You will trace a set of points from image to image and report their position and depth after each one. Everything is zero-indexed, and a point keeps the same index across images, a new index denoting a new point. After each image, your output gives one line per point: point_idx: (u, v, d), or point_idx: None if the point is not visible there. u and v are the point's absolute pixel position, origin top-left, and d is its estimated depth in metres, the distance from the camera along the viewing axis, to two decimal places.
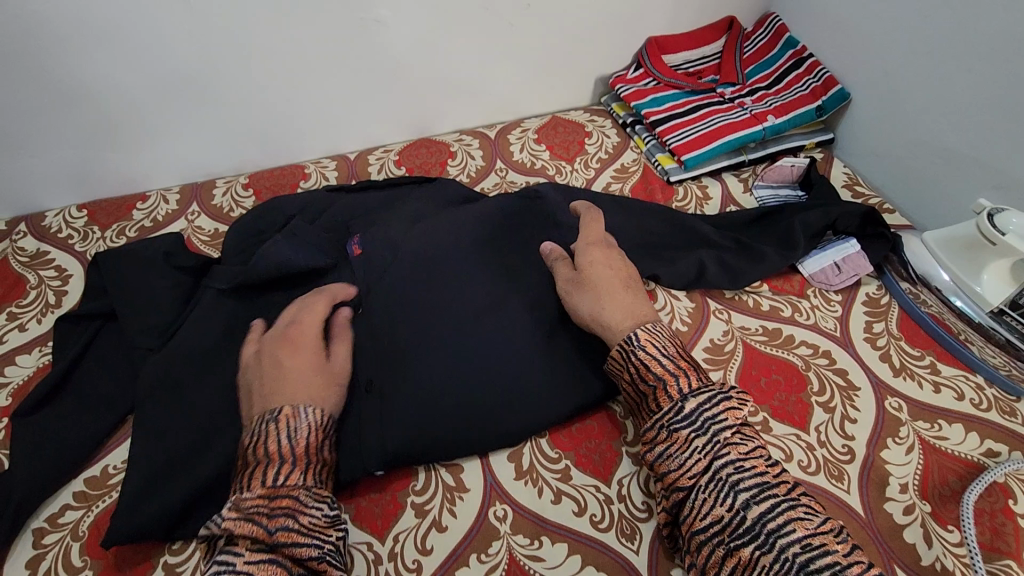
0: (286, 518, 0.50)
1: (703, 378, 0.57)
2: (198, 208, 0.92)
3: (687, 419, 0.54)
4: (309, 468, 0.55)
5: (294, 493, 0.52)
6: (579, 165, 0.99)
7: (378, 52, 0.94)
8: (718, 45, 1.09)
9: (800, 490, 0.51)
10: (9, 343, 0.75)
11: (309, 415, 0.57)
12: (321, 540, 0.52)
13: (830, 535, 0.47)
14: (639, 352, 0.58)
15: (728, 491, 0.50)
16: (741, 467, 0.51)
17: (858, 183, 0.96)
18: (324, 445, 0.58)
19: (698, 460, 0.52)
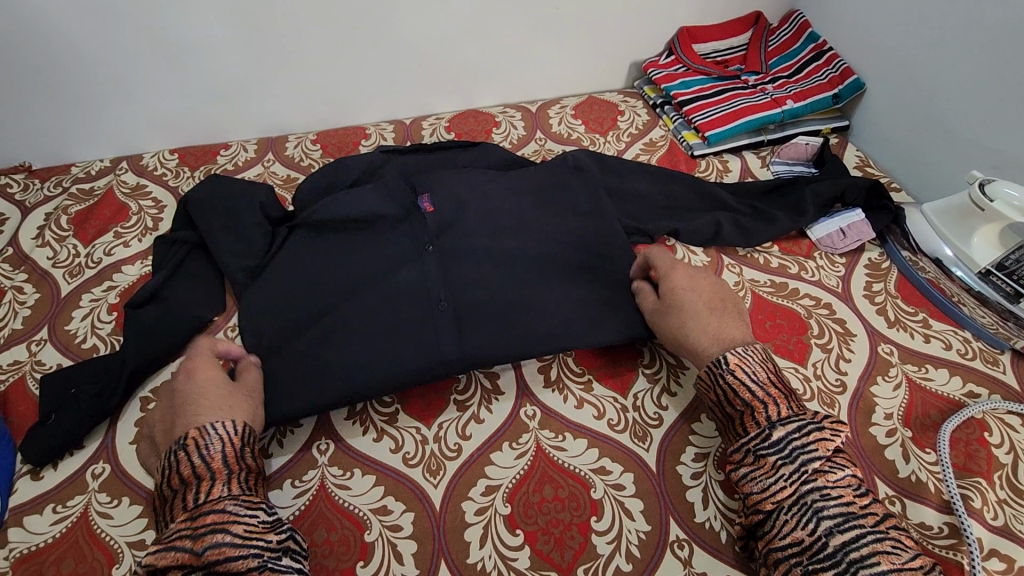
0: (211, 535, 0.54)
1: (795, 406, 0.62)
2: (273, 157, 1.05)
3: (775, 446, 0.59)
4: (229, 480, 0.59)
5: (217, 508, 0.57)
6: (612, 138, 1.09)
7: (440, 28, 1.05)
8: (745, 38, 1.18)
9: (886, 521, 0.55)
10: (115, 255, 0.88)
11: (216, 431, 0.61)
12: (257, 543, 0.55)
13: (916, 568, 0.51)
14: (727, 376, 0.64)
15: (811, 516, 0.55)
16: (827, 495, 0.55)
17: (868, 165, 1.04)
18: (240, 457, 0.61)
19: (784, 486, 0.57)
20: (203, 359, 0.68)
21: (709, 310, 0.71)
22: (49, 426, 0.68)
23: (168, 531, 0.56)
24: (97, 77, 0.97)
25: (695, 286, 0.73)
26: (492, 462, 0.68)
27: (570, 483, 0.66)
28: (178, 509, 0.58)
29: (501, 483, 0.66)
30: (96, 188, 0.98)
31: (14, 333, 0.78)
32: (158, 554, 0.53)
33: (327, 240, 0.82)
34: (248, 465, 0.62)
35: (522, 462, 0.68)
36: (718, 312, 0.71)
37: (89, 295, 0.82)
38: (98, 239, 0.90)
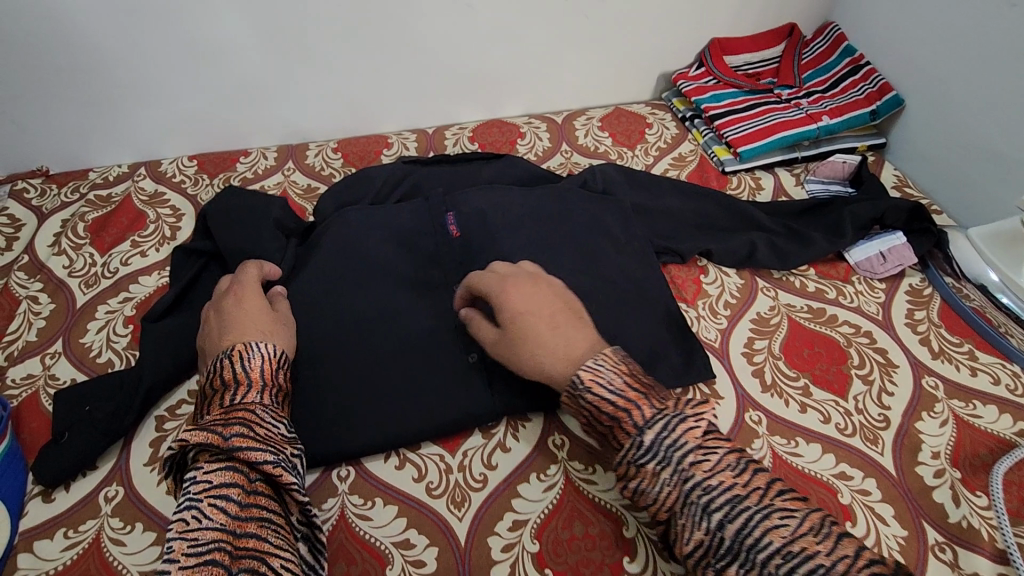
0: (239, 428, 0.55)
1: (657, 400, 0.56)
2: (293, 165, 1.03)
3: (650, 452, 0.53)
4: (263, 389, 0.61)
5: (249, 409, 0.58)
6: (640, 152, 1.06)
7: (466, 35, 1.03)
8: (778, 50, 1.15)
9: (772, 492, 0.50)
10: (132, 265, 0.85)
11: (262, 347, 0.63)
12: (276, 448, 0.56)
13: (809, 536, 0.47)
14: (587, 395, 0.57)
15: (702, 514, 0.50)
16: (709, 486, 0.51)
17: (907, 185, 1.01)
18: (276, 373, 0.63)
19: (670, 491, 0.52)
20: (256, 286, 0.71)
21: (555, 325, 0.62)
22: (62, 446, 0.66)
23: (203, 420, 0.56)
24: (116, 80, 0.95)
25: (541, 305, 0.64)
26: (519, 494, 0.65)
27: (601, 520, 0.63)
28: (212, 403, 0.59)
29: (529, 518, 0.63)
30: (113, 195, 0.96)
31: (28, 346, 0.76)
32: (190, 434, 0.54)
33: (349, 257, 0.80)
34: (280, 384, 0.63)
35: (550, 495, 0.65)
36: (563, 324, 0.63)
37: (105, 307, 0.80)
38: (114, 248, 0.88)
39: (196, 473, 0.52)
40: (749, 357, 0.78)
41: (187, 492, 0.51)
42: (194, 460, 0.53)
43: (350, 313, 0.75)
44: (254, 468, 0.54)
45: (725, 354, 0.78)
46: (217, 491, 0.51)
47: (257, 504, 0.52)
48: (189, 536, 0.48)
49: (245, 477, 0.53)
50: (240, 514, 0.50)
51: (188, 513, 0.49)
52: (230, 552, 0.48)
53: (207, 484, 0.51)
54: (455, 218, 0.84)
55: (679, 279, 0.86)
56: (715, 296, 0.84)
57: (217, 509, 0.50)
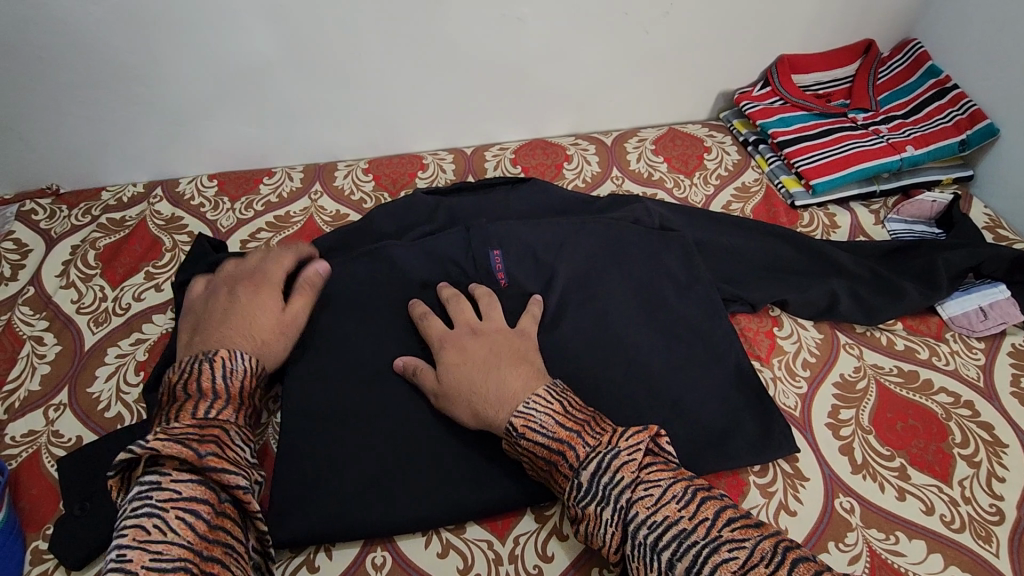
0: (213, 446, 0.51)
1: (592, 436, 0.52)
2: (320, 188, 0.95)
3: (587, 494, 0.49)
4: (238, 409, 0.57)
5: (222, 428, 0.54)
6: (698, 180, 0.97)
7: (512, 50, 0.94)
8: (851, 69, 1.05)
9: (720, 522, 0.46)
10: (145, 301, 0.78)
11: (245, 360, 0.60)
12: (248, 472, 0.53)
13: (761, 566, 0.43)
14: (521, 442, 0.54)
15: (651, 555, 0.46)
16: (654, 525, 0.46)
17: (1000, 226, 0.90)
18: (249, 395, 0.60)
19: (614, 533, 0.48)
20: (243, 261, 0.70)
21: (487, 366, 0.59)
22: (65, 521, 0.59)
23: (172, 427, 0.51)
24: (132, 95, 0.88)
25: (466, 349, 0.61)
26: None
27: None
28: (181, 412, 0.54)
29: None
30: (127, 218, 0.89)
31: (31, 396, 0.69)
32: (163, 443, 0.49)
33: (387, 303, 0.71)
34: (252, 406, 0.60)
35: None
36: (496, 367, 0.58)
37: (115, 350, 0.73)
38: (127, 280, 0.80)
39: (158, 485, 0.48)
40: (835, 429, 0.69)
41: (148, 500, 0.47)
42: (158, 468, 0.49)
43: (387, 369, 0.66)
44: (224, 489, 0.50)
45: (808, 426, 0.69)
46: (184, 506, 0.47)
47: (224, 527, 0.49)
48: (150, 549, 0.45)
49: (214, 496, 0.49)
50: (207, 535, 0.47)
51: (149, 524, 0.46)
52: (195, 573, 0.45)
53: (174, 498, 0.47)
54: (502, 258, 0.75)
55: (744, 331, 0.77)
56: (792, 354, 0.75)
57: (183, 526, 0.46)
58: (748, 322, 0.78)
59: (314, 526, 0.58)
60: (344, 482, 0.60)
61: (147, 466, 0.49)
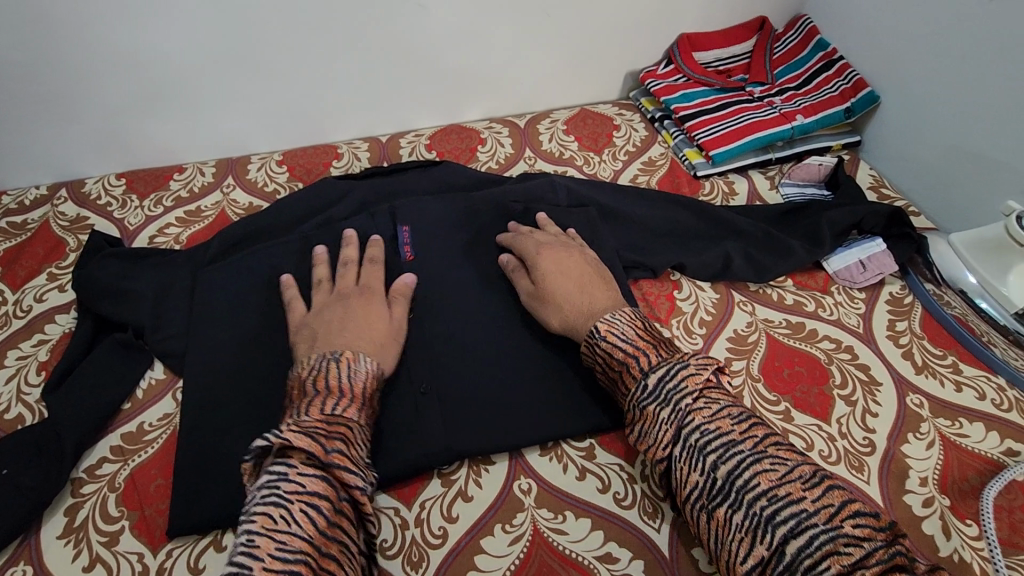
0: (339, 443, 0.54)
1: (664, 350, 0.58)
2: (233, 181, 0.94)
3: (651, 395, 0.55)
4: (360, 408, 0.59)
5: (346, 425, 0.57)
6: (607, 157, 1.01)
7: (417, 36, 0.95)
8: (748, 45, 1.10)
9: (767, 440, 0.51)
10: (48, 302, 0.77)
11: (368, 364, 0.62)
12: (364, 473, 0.55)
13: (797, 483, 0.47)
14: (601, 343, 0.61)
15: (699, 456, 0.51)
16: (707, 431, 0.52)
17: (883, 186, 0.97)
18: (367, 399, 0.61)
19: (667, 432, 0.54)
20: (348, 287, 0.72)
21: (582, 286, 0.70)
22: None
23: (302, 420, 0.54)
24: (24, 95, 0.86)
25: (562, 263, 0.73)
26: (482, 550, 0.61)
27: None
28: (311, 405, 0.57)
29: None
30: (29, 221, 0.87)
31: None
32: (293, 433, 0.52)
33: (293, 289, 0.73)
34: (370, 406, 0.62)
35: (517, 549, 0.61)
36: (590, 286, 0.70)
37: (16, 352, 0.72)
38: (29, 282, 0.79)
39: (287, 474, 0.50)
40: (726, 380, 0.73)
41: (277, 489, 0.49)
42: (286, 459, 0.51)
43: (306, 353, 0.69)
44: (344, 488, 0.53)
45: None
46: (309, 500, 0.50)
47: (340, 526, 0.51)
48: (277, 538, 0.47)
49: (336, 493, 0.52)
50: (325, 531, 0.49)
51: (277, 513, 0.48)
52: (314, 568, 0.47)
53: (300, 490, 0.50)
54: (410, 234, 0.84)
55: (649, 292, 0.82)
56: (689, 314, 0.80)
57: (308, 519, 0.49)
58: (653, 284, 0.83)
59: (226, 506, 0.60)
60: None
61: (276, 455, 0.52)
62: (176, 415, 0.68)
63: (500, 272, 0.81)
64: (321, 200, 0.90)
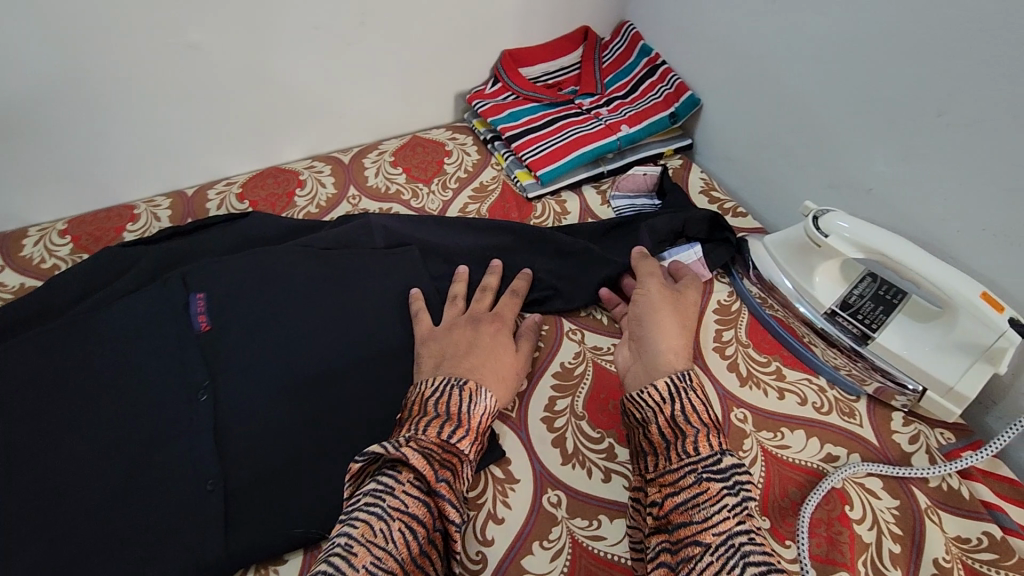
0: (447, 473, 0.56)
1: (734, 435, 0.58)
2: (3, 262, 0.83)
3: (723, 471, 0.54)
4: (472, 441, 0.60)
5: (456, 457, 0.58)
6: (436, 186, 0.96)
7: (203, 80, 0.87)
8: (576, 56, 1.08)
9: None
10: None
11: (488, 398, 0.63)
12: (462, 511, 0.57)
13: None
14: (692, 394, 0.60)
15: (736, 558, 0.48)
16: (757, 538, 0.49)
17: (713, 188, 0.96)
18: (485, 429, 0.62)
19: (725, 516, 0.50)
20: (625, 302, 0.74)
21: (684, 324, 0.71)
22: None
23: (420, 439, 0.56)
24: None
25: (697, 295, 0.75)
26: None
27: None
28: (428, 424, 0.58)
29: None
30: None
31: None
32: (411, 451, 0.55)
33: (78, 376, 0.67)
34: (481, 440, 0.62)
35: None
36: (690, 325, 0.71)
37: None
38: None
39: (391, 492, 0.53)
40: (549, 422, 0.69)
41: (381, 503, 0.52)
42: (391, 474, 0.55)
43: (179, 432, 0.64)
44: (440, 519, 0.55)
45: (524, 424, 0.69)
46: (409, 522, 0.52)
47: (428, 558, 0.53)
48: (373, 552, 0.49)
49: (431, 522, 0.54)
50: (416, 560, 0.52)
51: (377, 527, 0.51)
52: None
53: (402, 509, 0.53)
54: (205, 301, 0.75)
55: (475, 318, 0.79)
56: None
57: (404, 544, 0.51)
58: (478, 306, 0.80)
59: None
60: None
61: (385, 464, 0.55)
62: None
63: (308, 334, 0.75)
64: (104, 275, 0.80)
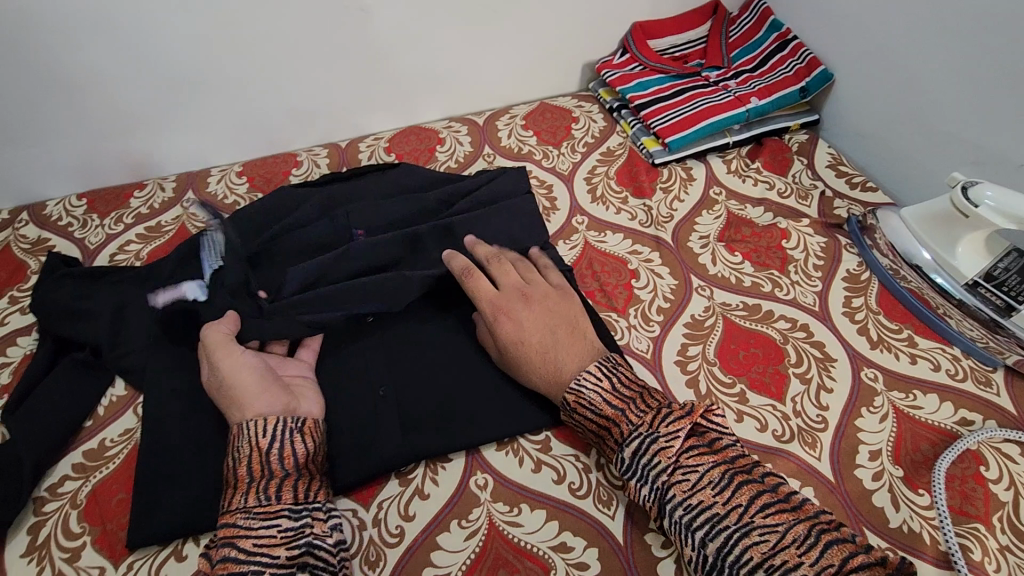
0: (226, 547, 0.52)
1: (634, 414, 0.59)
2: (193, 196, 0.95)
3: (627, 467, 0.57)
4: (257, 485, 0.56)
5: (233, 517, 0.54)
6: (566, 149, 1.01)
7: (366, 40, 0.95)
8: (703, 30, 1.10)
9: (754, 508, 0.51)
10: (10, 325, 0.78)
11: (245, 430, 0.59)
12: (262, 562, 0.52)
13: (792, 548, 0.48)
14: (573, 415, 0.63)
15: (685, 532, 0.52)
16: (689, 505, 0.52)
17: (841, 163, 0.97)
18: (263, 458, 0.58)
19: (650, 506, 0.55)
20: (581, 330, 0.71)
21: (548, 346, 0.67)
22: None
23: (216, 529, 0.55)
24: None
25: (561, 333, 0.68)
26: (438, 546, 0.60)
27: (526, 565, 0.59)
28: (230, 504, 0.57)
29: (449, 572, 0.59)
30: None
31: None
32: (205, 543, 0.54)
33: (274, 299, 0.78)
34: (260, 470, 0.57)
35: (472, 544, 0.60)
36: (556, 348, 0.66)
37: None
38: None
39: None
40: (682, 365, 0.74)
41: None
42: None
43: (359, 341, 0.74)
44: None
45: (658, 366, 0.74)
46: None
47: None
48: None
49: None
50: None
51: None
52: None
53: None
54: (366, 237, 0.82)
55: (598, 253, 0.86)
56: (648, 301, 0.80)
57: None
58: (605, 247, 0.87)
59: (171, 520, 0.61)
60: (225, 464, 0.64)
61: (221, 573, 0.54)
62: (137, 429, 0.69)
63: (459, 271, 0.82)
64: (280, 208, 0.90)
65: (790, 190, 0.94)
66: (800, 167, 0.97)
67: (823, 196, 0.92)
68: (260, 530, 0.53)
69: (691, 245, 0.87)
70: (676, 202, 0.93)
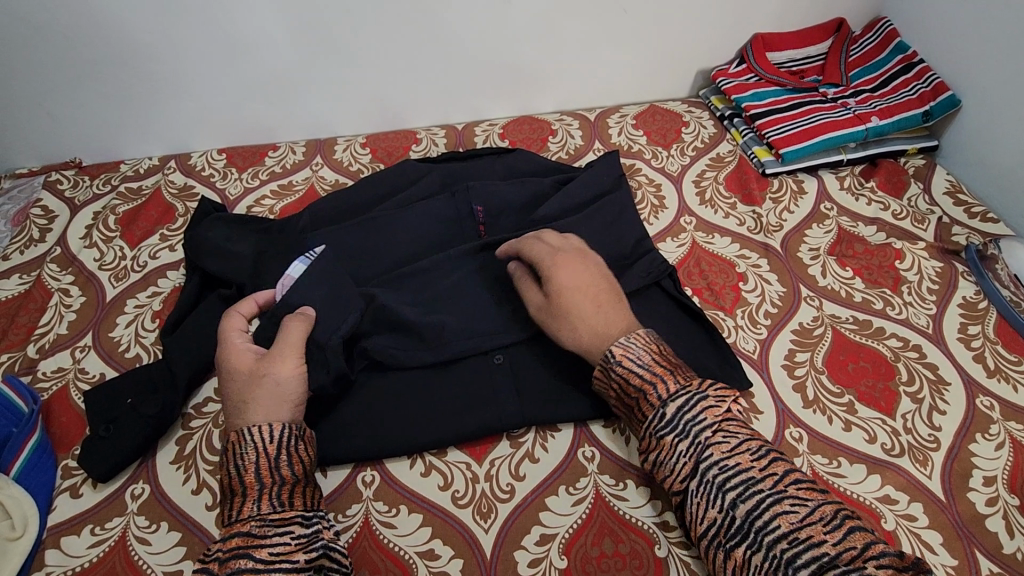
0: (239, 561, 0.49)
1: (684, 376, 0.58)
2: (321, 160, 1.02)
3: (670, 424, 0.55)
4: (267, 496, 0.54)
5: (244, 525, 0.52)
6: (675, 151, 1.03)
7: (499, 29, 1.00)
8: (823, 47, 1.10)
9: (788, 478, 0.50)
10: (161, 259, 0.86)
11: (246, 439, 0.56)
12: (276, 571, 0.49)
13: (819, 525, 0.47)
14: (616, 368, 0.59)
15: (716, 493, 0.51)
16: (726, 467, 0.52)
17: (960, 192, 0.95)
18: (266, 466, 0.56)
19: (686, 464, 0.53)
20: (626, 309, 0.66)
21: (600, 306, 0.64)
22: (93, 440, 0.66)
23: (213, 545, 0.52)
24: (148, 72, 0.95)
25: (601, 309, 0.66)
26: (547, 507, 0.63)
27: (632, 538, 0.61)
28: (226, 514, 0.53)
29: (557, 532, 0.61)
30: (144, 187, 0.97)
31: (59, 339, 0.77)
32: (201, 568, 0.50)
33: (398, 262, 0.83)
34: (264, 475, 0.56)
35: (579, 510, 0.63)
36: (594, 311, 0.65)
37: (134, 301, 0.81)
38: (144, 241, 0.88)
39: None
40: (790, 370, 0.74)
41: None
42: None
43: None
44: None
45: (765, 367, 0.75)
46: None
47: None
48: None
49: None
50: None
51: None
52: None
53: None
54: (485, 213, 0.85)
55: (705, 253, 0.88)
56: (755, 304, 0.81)
57: None
58: (712, 249, 0.88)
59: None
60: (352, 409, 0.68)
61: None
62: None
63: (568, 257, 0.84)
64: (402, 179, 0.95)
65: (905, 212, 0.93)
66: (916, 191, 0.96)
67: (940, 222, 0.91)
68: (276, 536, 0.51)
69: (800, 256, 0.87)
70: (786, 212, 0.93)
